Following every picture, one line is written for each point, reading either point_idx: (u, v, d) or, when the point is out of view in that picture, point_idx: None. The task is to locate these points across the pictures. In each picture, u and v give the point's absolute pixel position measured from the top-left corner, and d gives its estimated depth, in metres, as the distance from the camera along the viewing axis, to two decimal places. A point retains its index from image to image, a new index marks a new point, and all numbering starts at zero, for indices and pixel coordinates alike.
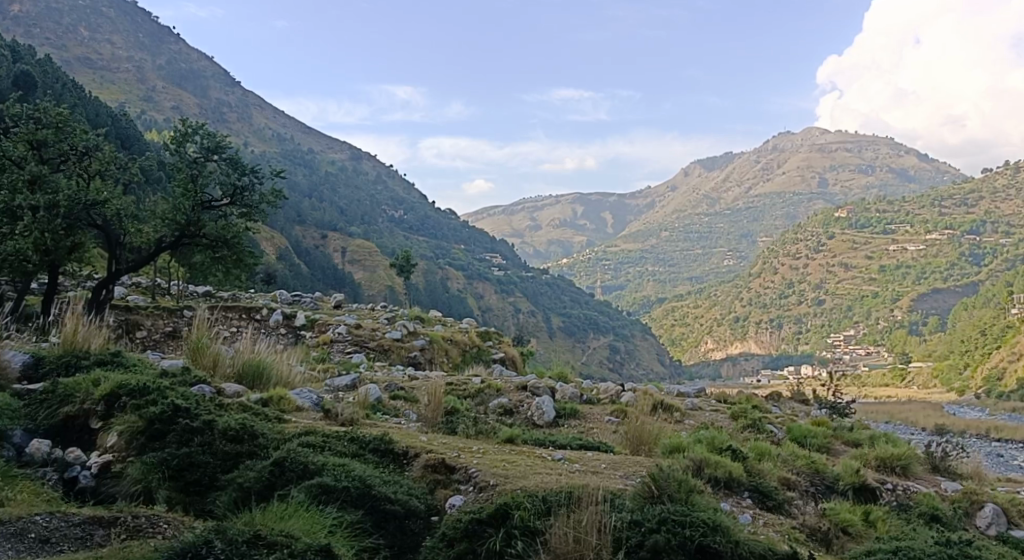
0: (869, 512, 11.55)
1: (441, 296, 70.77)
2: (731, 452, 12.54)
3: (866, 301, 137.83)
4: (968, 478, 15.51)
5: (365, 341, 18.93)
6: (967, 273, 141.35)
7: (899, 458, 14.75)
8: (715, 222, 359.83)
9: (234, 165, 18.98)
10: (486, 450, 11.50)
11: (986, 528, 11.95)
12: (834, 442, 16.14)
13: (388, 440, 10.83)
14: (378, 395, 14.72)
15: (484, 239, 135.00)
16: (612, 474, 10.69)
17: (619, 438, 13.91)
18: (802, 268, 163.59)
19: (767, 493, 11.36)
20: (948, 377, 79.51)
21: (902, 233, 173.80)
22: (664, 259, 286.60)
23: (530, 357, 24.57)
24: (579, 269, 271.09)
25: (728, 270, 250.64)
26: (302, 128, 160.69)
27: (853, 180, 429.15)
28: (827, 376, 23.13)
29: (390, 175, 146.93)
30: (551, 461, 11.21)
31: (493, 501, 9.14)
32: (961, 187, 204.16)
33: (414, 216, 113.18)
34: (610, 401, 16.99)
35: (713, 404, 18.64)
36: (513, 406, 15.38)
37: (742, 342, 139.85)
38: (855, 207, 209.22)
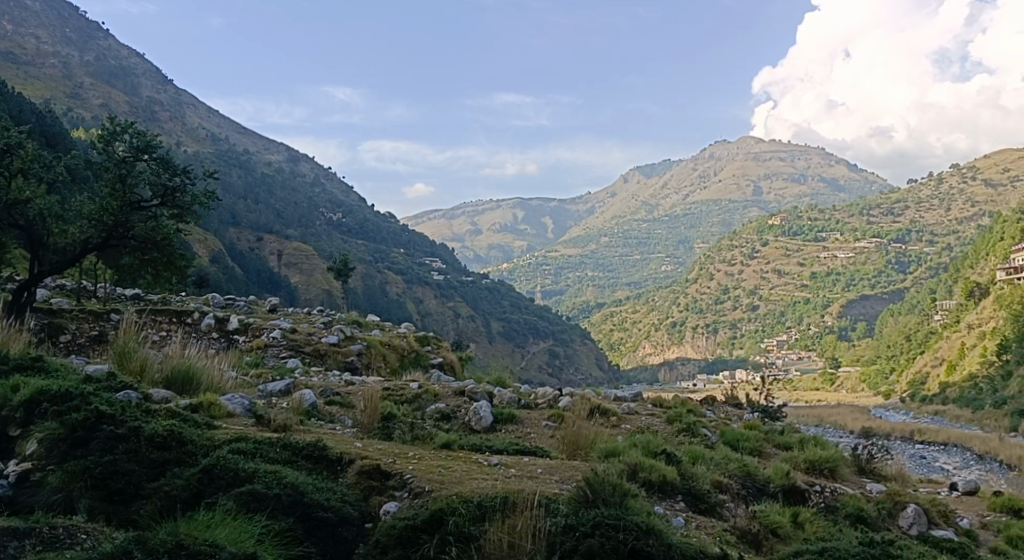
0: (797, 514, 11.80)
1: (380, 301, 70.23)
2: (665, 457, 12.67)
3: (798, 307, 141.22)
4: (891, 479, 15.99)
5: (301, 346, 18.67)
6: (894, 279, 145.90)
7: (827, 461, 15.08)
8: (652, 229, 364.78)
9: (164, 165, 18.61)
10: (422, 455, 11.44)
11: (909, 528, 12.26)
12: (766, 445, 16.46)
13: (323, 446, 10.64)
14: (312, 401, 14.49)
15: (424, 243, 134.41)
16: (547, 479, 10.73)
17: (555, 443, 13.95)
18: (737, 274, 166.73)
19: (700, 496, 11.54)
20: (875, 382, 82.02)
21: (832, 241, 178.59)
22: (603, 265, 289.29)
23: (468, 362, 24.48)
24: (520, 273, 271.82)
25: (665, 277, 254.22)
26: (237, 128, 157.95)
27: (786, 189, 439.59)
28: (758, 379, 23.67)
29: (329, 177, 145.15)
30: (487, 467, 11.20)
31: (428, 507, 9.09)
32: (889, 197, 210.82)
33: (352, 219, 111.99)
34: (548, 405, 17.05)
35: (649, 408, 18.87)
36: (451, 412, 15.28)
37: (679, 346, 141.95)
38: (787, 214, 214.27)
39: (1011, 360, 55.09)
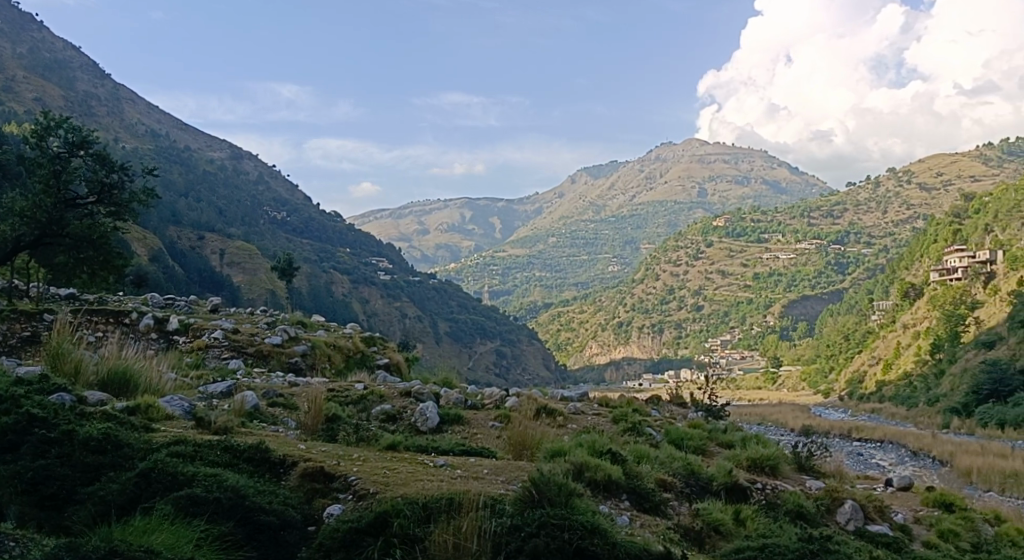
0: (738, 512, 11.97)
1: (326, 301, 69.42)
2: (610, 456, 12.75)
3: (741, 307, 143.79)
4: (829, 476, 16.37)
5: (243, 346, 18.35)
6: (833, 280, 149.42)
7: (768, 459, 15.33)
8: (600, 230, 367.65)
9: (100, 161, 18.43)
10: (367, 457, 11.32)
11: (845, 524, 12.54)
12: (709, 444, 16.69)
13: (265, 448, 10.46)
14: (255, 402, 14.26)
15: (370, 242, 133.21)
16: (493, 480, 10.71)
17: (502, 443, 13.96)
18: (682, 274, 168.80)
19: (644, 494, 11.64)
20: (815, 381, 83.86)
21: (775, 243, 181.97)
22: (551, 265, 290.55)
23: (415, 362, 24.33)
24: (467, 273, 270.99)
25: (612, 277, 256.44)
26: (179, 124, 154.67)
27: (730, 191, 446.99)
28: (702, 378, 24.00)
29: (273, 176, 142.85)
30: (433, 467, 11.15)
31: (373, 509, 9.00)
32: (828, 199, 215.83)
33: (297, 218, 110.42)
34: (494, 406, 17.03)
35: (595, 408, 18.97)
36: (396, 412, 15.16)
37: (625, 346, 143.19)
38: (731, 216, 217.79)
39: (943, 358, 56.84)
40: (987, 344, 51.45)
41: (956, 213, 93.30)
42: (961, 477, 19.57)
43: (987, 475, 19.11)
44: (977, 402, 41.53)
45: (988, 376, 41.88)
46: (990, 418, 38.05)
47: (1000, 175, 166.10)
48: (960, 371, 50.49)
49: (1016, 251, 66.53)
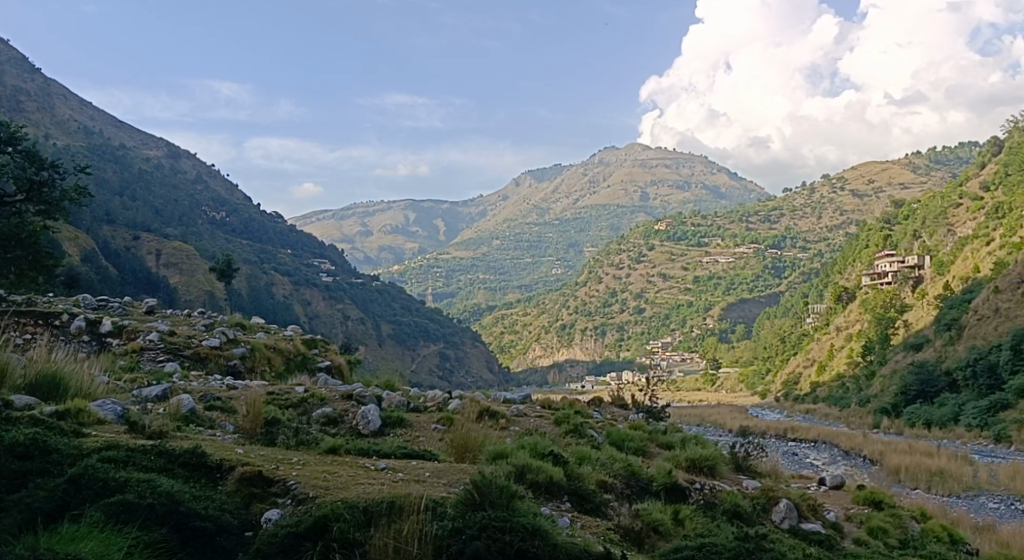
0: (677, 512, 12.16)
1: (265, 302, 68.39)
2: (552, 458, 12.82)
3: (682, 310, 145.84)
4: (766, 476, 16.71)
5: (180, 349, 17.97)
6: (770, 283, 152.46)
7: (706, 459, 15.60)
8: (543, 233, 368.91)
9: (28, 159, 20.29)
10: (306, 461, 11.17)
11: (781, 522, 12.74)
12: (650, 445, 16.92)
13: (201, 454, 10.25)
14: (191, 406, 13.97)
15: (312, 243, 131.49)
16: (435, 483, 10.68)
17: (444, 446, 13.92)
18: (625, 277, 170.46)
19: (585, 496, 11.74)
20: (753, 383, 85.44)
21: (714, 247, 184.92)
22: (495, 267, 290.55)
23: (357, 365, 24.10)
24: (411, 275, 269.01)
25: (556, 280, 257.50)
26: (113, 122, 150.42)
27: (672, 196, 453.08)
28: (643, 380, 24.27)
29: (212, 176, 140.06)
30: (373, 471, 11.07)
31: (312, 513, 8.91)
32: (766, 204, 220.27)
33: (236, 219, 108.50)
34: (437, 408, 16.96)
35: (538, 410, 19.03)
36: (338, 416, 15.01)
37: (568, 349, 143.85)
38: (672, 220, 220.68)
39: (874, 360, 58.57)
40: (915, 346, 53.04)
41: (887, 219, 96.12)
42: (891, 474, 20.21)
43: (914, 474, 19.79)
44: (906, 403, 42.87)
45: (915, 377, 43.19)
46: (917, 419, 39.33)
47: (928, 182, 171.61)
48: (890, 372, 51.97)
49: (943, 256, 68.81)
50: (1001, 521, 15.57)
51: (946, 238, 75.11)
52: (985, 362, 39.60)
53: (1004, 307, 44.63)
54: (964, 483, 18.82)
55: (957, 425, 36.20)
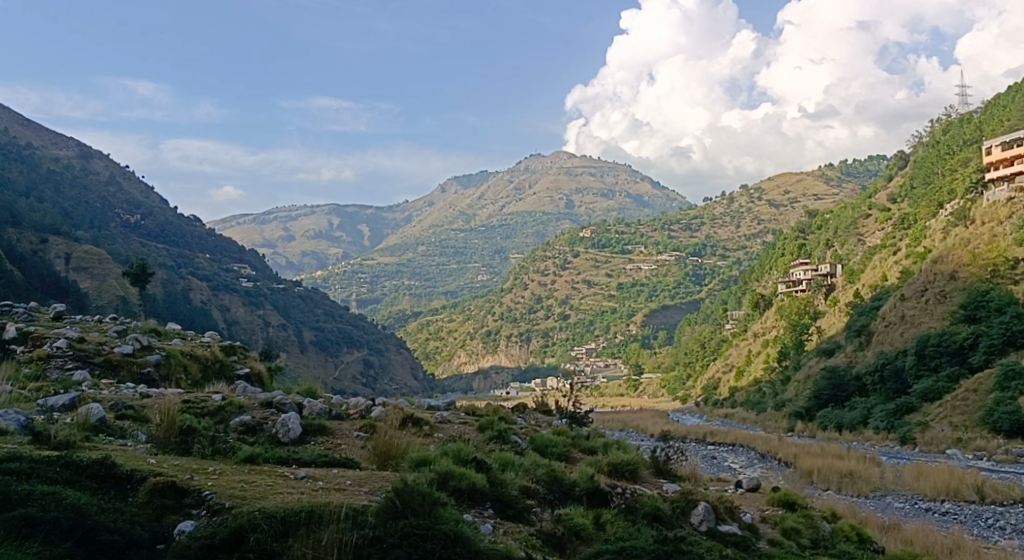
0: (599, 516, 12.24)
1: (182, 308, 66.40)
2: (475, 464, 12.78)
3: (605, 316, 147.65)
4: (685, 479, 17.08)
5: (89, 356, 17.30)
6: (691, 290, 155.70)
7: (628, 463, 15.82)
8: (468, 239, 368.85)
9: None
10: (222, 470, 10.88)
11: (698, 525, 12.93)
12: (572, 450, 17.03)
13: (111, 464, 9.90)
14: (100, 414, 13.47)
15: (232, 248, 128.19)
16: (357, 491, 10.52)
17: (367, 453, 13.74)
18: (550, 284, 171.55)
19: (508, 502, 11.73)
20: (674, 388, 86.86)
21: (638, 254, 187.55)
22: (420, 273, 288.82)
23: (277, 372, 23.57)
24: (334, 280, 264.43)
25: (481, 286, 257.42)
26: (19, 119, 143.71)
27: (596, 204, 459.28)
28: (567, 386, 24.46)
29: (125, 177, 135.29)
30: (293, 480, 10.84)
31: (227, 523, 8.71)
32: (687, 212, 225.14)
33: (152, 222, 105.07)
34: (359, 415, 16.74)
35: (461, 417, 18.98)
36: (257, 424, 14.65)
37: (493, 355, 142.84)
38: (596, 228, 223.20)
39: (789, 365, 60.45)
40: (827, 352, 54.81)
41: (801, 229, 99.29)
42: (804, 477, 20.83)
43: (826, 475, 20.46)
44: (818, 407, 44.30)
45: (828, 381, 44.59)
46: (829, 421, 40.86)
47: (839, 194, 178.20)
48: (804, 377, 53.51)
49: (854, 265, 71.43)
50: (907, 519, 16.21)
51: (857, 247, 77.96)
52: (892, 366, 41.23)
53: (909, 314, 46.54)
54: (872, 484, 19.55)
55: (866, 428, 37.56)
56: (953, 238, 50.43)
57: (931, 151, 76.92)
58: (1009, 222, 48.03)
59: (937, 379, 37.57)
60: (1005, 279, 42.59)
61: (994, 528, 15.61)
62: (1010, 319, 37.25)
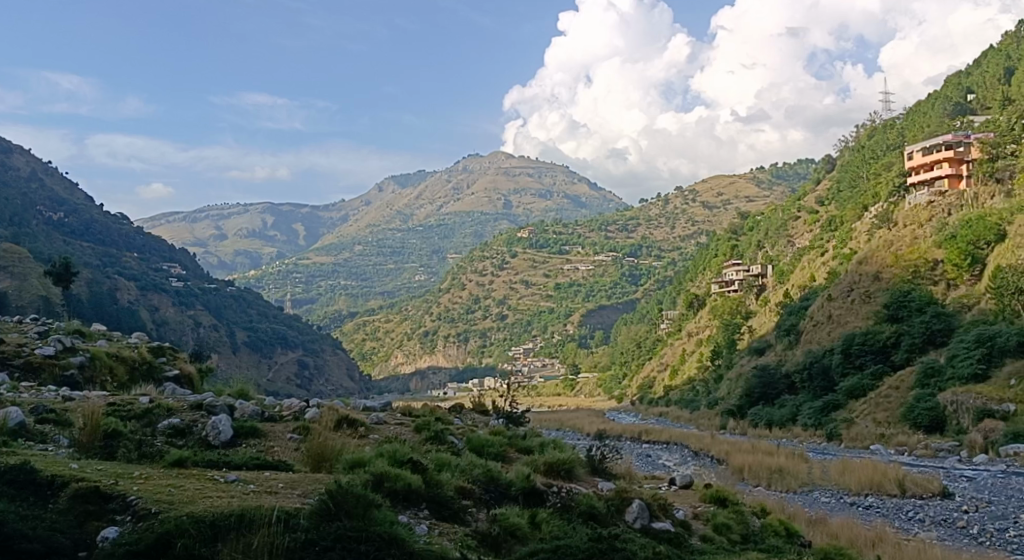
0: (534, 515, 12.27)
1: (107, 309, 64.13)
2: (411, 465, 12.67)
3: (543, 316, 148.33)
4: (620, 477, 17.26)
5: (9, 359, 16.63)
6: (627, 291, 157.51)
7: (564, 462, 15.88)
8: (406, 239, 366.40)
9: None
10: (148, 475, 10.55)
11: (633, 522, 13.00)
12: (509, 450, 17.05)
13: (30, 471, 9.54)
14: (20, 418, 12.96)
15: (161, 246, 124.86)
16: (290, 494, 10.31)
17: (300, 455, 13.52)
18: (488, 285, 171.31)
19: (443, 503, 11.68)
20: (610, 388, 87.59)
21: (575, 255, 188.92)
22: (357, 273, 285.62)
23: (208, 374, 23.05)
24: (268, 279, 259.17)
25: (418, 286, 255.96)
26: None
27: (534, 204, 461.75)
28: (503, 386, 24.44)
29: (48, 173, 130.63)
30: (223, 483, 10.60)
31: (154, 529, 8.49)
32: (623, 214, 227.79)
33: (76, 220, 101.34)
34: (293, 417, 16.47)
35: (398, 417, 18.81)
36: (186, 426, 14.27)
37: (431, 356, 141.36)
38: (534, 229, 223.93)
39: (721, 364, 61.63)
40: (759, 351, 56.05)
41: (734, 229, 101.24)
42: (735, 474, 21.22)
43: (756, 472, 20.91)
44: (749, 405, 45.27)
45: (759, 379, 45.52)
46: (760, 419, 41.80)
47: (770, 197, 182.69)
48: (736, 376, 54.56)
49: (784, 265, 73.12)
50: (832, 513, 16.66)
51: (787, 248, 79.85)
52: (820, 365, 42.35)
53: (836, 313, 47.87)
54: (800, 480, 20.02)
55: (795, 425, 38.50)
56: (877, 240, 52.14)
57: (857, 155, 79.31)
58: (929, 225, 49.93)
59: (861, 377, 38.79)
60: (926, 280, 44.20)
61: (914, 520, 16.15)
62: (930, 318, 38.66)
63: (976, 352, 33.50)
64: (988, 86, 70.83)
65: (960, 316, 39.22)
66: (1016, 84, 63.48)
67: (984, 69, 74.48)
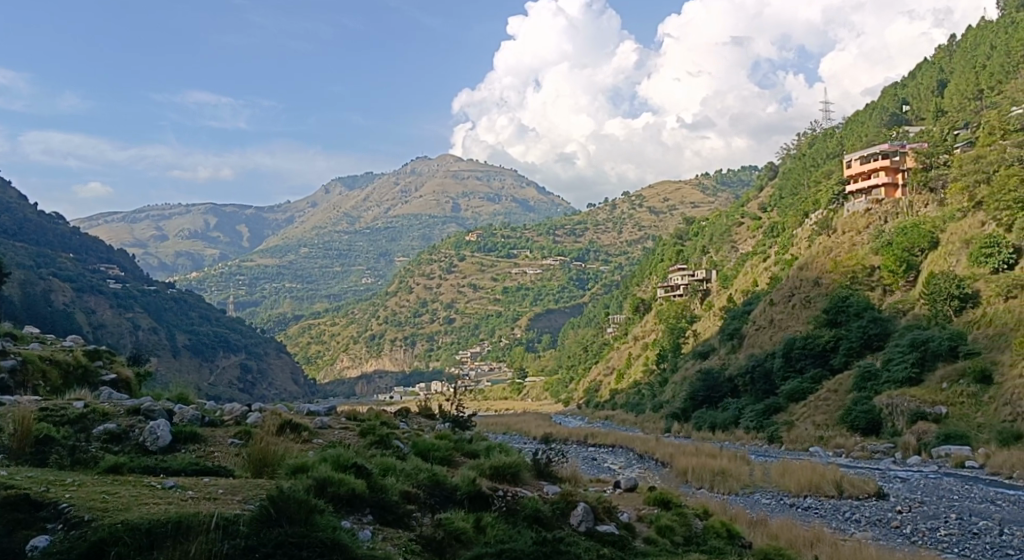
0: (480, 519, 12.20)
1: (40, 311, 62.00)
2: (355, 469, 12.50)
3: (490, 320, 148.35)
4: (565, 480, 17.30)
5: None
6: (574, 295, 158.40)
7: (510, 466, 15.86)
8: (353, 241, 362.94)
9: None
10: (82, 482, 10.23)
11: (578, 525, 13.02)
12: (455, 454, 16.96)
13: None
14: None
15: (99, 247, 121.31)
16: (229, 500, 10.09)
17: (241, 461, 13.25)
18: (435, 288, 170.54)
19: (388, 508, 11.56)
20: (557, 391, 87.91)
21: (523, 259, 189.33)
22: (303, 276, 281.84)
23: (147, 378, 22.49)
24: (211, 281, 253.96)
25: (365, 289, 253.68)
26: None
27: (483, 207, 461.77)
28: (449, 390, 24.29)
29: None
30: (160, 489, 10.31)
31: (87, 539, 8.27)
32: (571, 218, 229.12)
33: (8, 220, 97.75)
34: (234, 422, 16.16)
35: (342, 422, 18.60)
36: (122, 432, 13.89)
37: (377, 359, 140.05)
38: (482, 233, 223.79)
39: (666, 367, 62.37)
40: (703, 354, 56.84)
41: (679, 235, 102.58)
42: (679, 476, 21.47)
43: (699, 474, 21.21)
44: (693, 407, 45.89)
45: (702, 383, 46.12)
46: (703, 422, 42.38)
47: (715, 202, 185.76)
48: (681, 379, 55.28)
49: (728, 271, 74.32)
50: (772, 515, 16.95)
51: (731, 254, 81.17)
52: (762, 368, 43.06)
53: (778, 318, 48.79)
54: (742, 482, 20.36)
55: (737, 428, 39.15)
56: (817, 246, 53.31)
57: (798, 163, 81.08)
58: (867, 232, 51.26)
59: (802, 380, 39.56)
60: (864, 285, 45.31)
61: (851, 520, 16.54)
62: (867, 324, 39.68)
63: (911, 356, 34.46)
64: (922, 97, 73.13)
65: (896, 321, 40.30)
66: (948, 96, 65.68)
67: (919, 81, 76.89)
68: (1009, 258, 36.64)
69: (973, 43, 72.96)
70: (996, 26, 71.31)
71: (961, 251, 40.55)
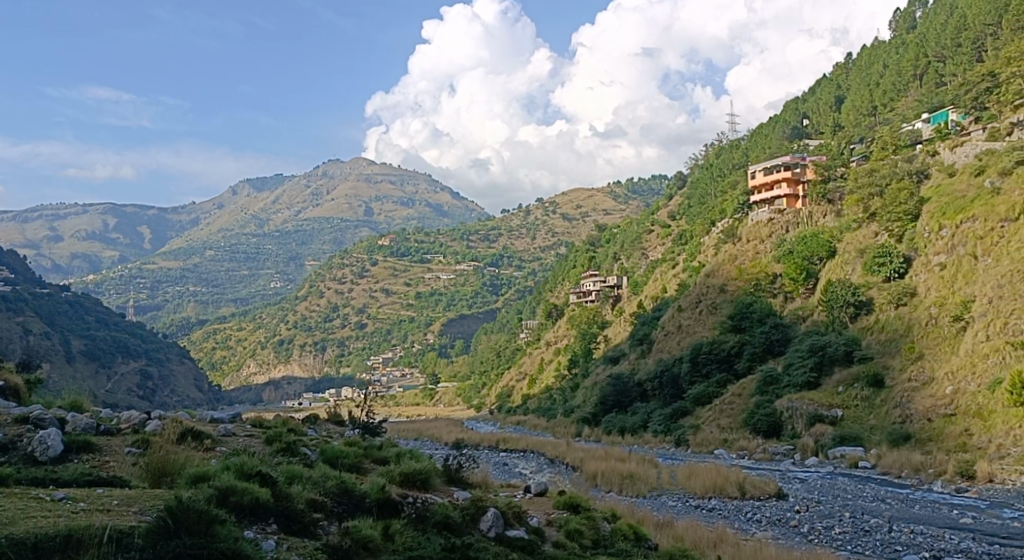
0: (388, 527, 11.98)
1: None
2: (259, 477, 12.13)
3: (403, 326, 147.00)
4: (475, 486, 17.24)
5: None
6: (487, 301, 158.64)
7: (419, 472, 15.69)
8: (263, 243, 354.31)
9: None
10: None
11: (487, 531, 12.93)
12: (364, 460, 16.70)
13: None
14: None
15: None
16: (124, 511, 9.66)
17: (138, 470, 12.74)
18: (347, 292, 168.01)
19: (293, 516, 11.27)
20: (469, 397, 87.69)
21: (436, 264, 188.34)
22: (208, 280, 273.10)
23: (38, 383, 21.43)
24: (109, 284, 243.54)
25: (273, 294, 247.67)
26: None
27: (397, 212, 458.46)
28: (359, 396, 23.85)
29: None
30: (49, 502, 9.80)
31: None
32: (485, 224, 229.63)
33: None
34: (132, 430, 15.53)
35: (247, 429, 18.07)
36: (8, 441, 13.14)
37: (286, 365, 136.86)
38: (395, 237, 221.51)
39: (578, 372, 63.10)
40: (613, 359, 57.76)
41: (591, 241, 103.94)
42: (588, 480, 21.71)
43: (608, 478, 21.52)
44: (603, 412, 46.56)
45: (612, 388, 46.71)
46: (613, 426, 43.00)
47: (626, 210, 189.33)
48: (591, 384, 56.01)
49: (638, 277, 75.76)
50: (679, 516, 17.32)
51: (641, 260, 82.67)
52: (669, 373, 43.95)
53: (685, 323, 49.98)
54: (649, 485, 20.74)
55: (646, 431, 39.92)
56: (723, 254, 54.85)
57: (706, 173, 83.29)
58: (769, 241, 53.11)
59: (707, 385, 40.61)
60: (766, 292, 46.80)
61: (753, 520, 17.05)
62: (769, 330, 41.02)
63: (810, 361, 35.78)
64: (821, 111, 76.18)
65: (795, 327, 41.80)
66: (845, 111, 68.59)
67: (818, 97, 80.12)
68: (900, 267, 38.37)
69: (867, 62, 76.47)
70: (889, 46, 74.95)
71: (857, 260, 42.34)
